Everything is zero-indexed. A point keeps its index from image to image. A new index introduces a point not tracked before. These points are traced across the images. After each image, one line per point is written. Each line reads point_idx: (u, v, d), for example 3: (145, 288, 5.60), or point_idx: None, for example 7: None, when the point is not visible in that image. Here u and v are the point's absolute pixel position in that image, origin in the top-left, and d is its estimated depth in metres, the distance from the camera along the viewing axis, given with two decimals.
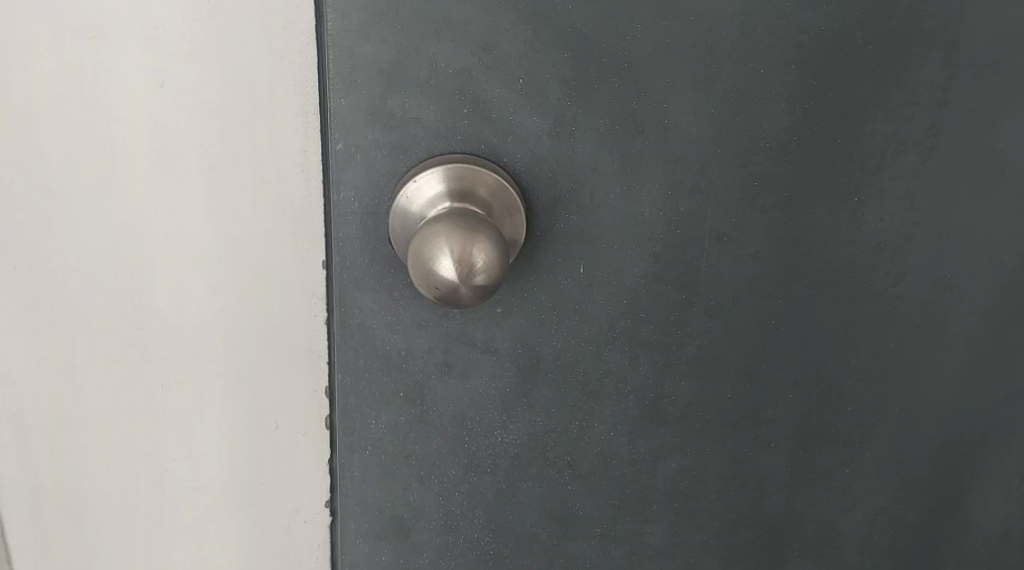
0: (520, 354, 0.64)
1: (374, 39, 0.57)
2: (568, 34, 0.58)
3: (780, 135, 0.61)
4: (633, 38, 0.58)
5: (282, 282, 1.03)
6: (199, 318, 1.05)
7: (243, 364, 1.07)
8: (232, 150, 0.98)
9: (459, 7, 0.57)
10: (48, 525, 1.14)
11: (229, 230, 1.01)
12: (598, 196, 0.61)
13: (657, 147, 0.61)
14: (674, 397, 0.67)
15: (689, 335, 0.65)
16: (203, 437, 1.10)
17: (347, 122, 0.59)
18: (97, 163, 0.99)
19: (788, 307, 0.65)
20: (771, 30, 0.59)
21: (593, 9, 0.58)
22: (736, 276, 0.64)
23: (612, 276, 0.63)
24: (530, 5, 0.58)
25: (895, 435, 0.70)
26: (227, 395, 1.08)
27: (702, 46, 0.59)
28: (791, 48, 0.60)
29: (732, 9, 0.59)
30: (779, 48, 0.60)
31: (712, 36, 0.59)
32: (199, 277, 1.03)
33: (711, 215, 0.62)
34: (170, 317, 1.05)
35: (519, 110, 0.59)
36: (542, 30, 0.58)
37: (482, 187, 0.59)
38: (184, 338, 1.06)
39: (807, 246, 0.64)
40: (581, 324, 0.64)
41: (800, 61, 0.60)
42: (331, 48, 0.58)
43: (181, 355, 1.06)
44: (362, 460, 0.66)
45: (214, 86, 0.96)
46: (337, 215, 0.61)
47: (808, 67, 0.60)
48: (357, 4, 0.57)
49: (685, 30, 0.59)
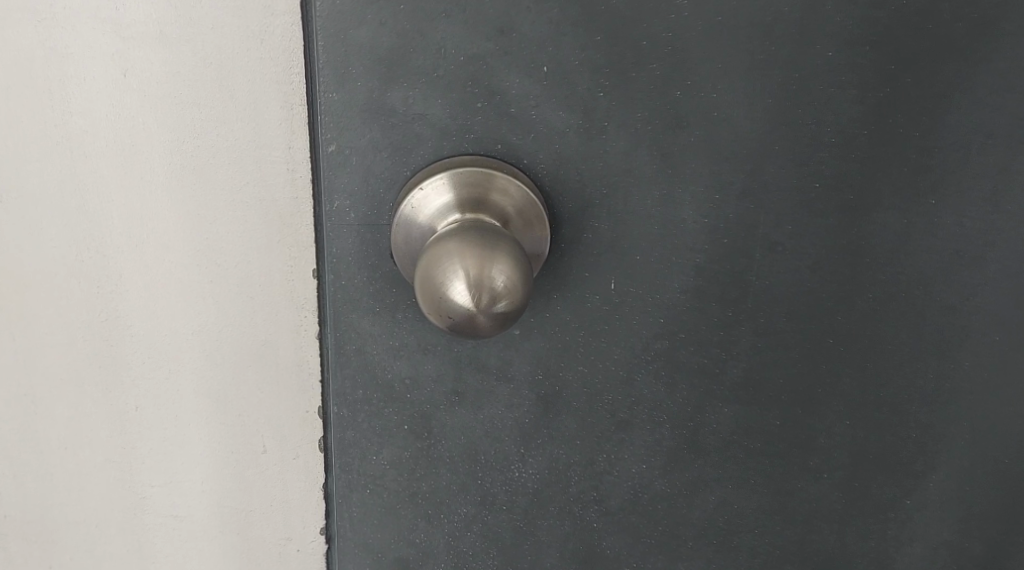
0: (540, 379, 0.56)
1: (370, 20, 0.49)
2: (601, 13, 0.49)
3: (847, 128, 0.52)
4: (678, 17, 0.50)
5: (264, 294, 0.96)
6: (199, 319, 0.98)
7: (225, 384, 1.00)
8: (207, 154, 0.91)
9: None
10: (30, 537, 1.12)
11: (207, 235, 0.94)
12: (631, 201, 0.53)
13: (703, 143, 0.52)
14: (715, 424, 0.58)
15: (734, 357, 0.57)
16: (186, 462, 1.04)
17: (340, 120, 0.50)
18: (53, 162, 0.94)
19: (847, 324, 0.57)
20: (840, 5, 0.51)
21: None
22: (790, 291, 0.55)
23: (645, 291, 0.55)
24: None
25: (962, 462, 0.62)
26: (210, 413, 1.01)
27: (760, 25, 0.50)
28: (863, 26, 0.51)
29: None
30: (849, 26, 0.51)
31: (771, 12, 0.50)
32: (174, 287, 0.96)
33: (764, 222, 0.53)
34: (142, 325, 0.99)
35: (542, 102, 0.51)
36: (571, 8, 0.49)
37: (498, 194, 0.50)
38: (160, 349, 0.99)
39: (872, 257, 0.55)
40: (610, 346, 0.56)
41: (874, 41, 0.51)
42: (320, 34, 0.49)
43: (156, 368, 1.00)
44: (361, 499, 0.58)
45: (183, 76, 0.90)
46: (331, 228, 0.52)
47: (883, 47, 0.51)
48: None
49: (741, 6, 0.50)
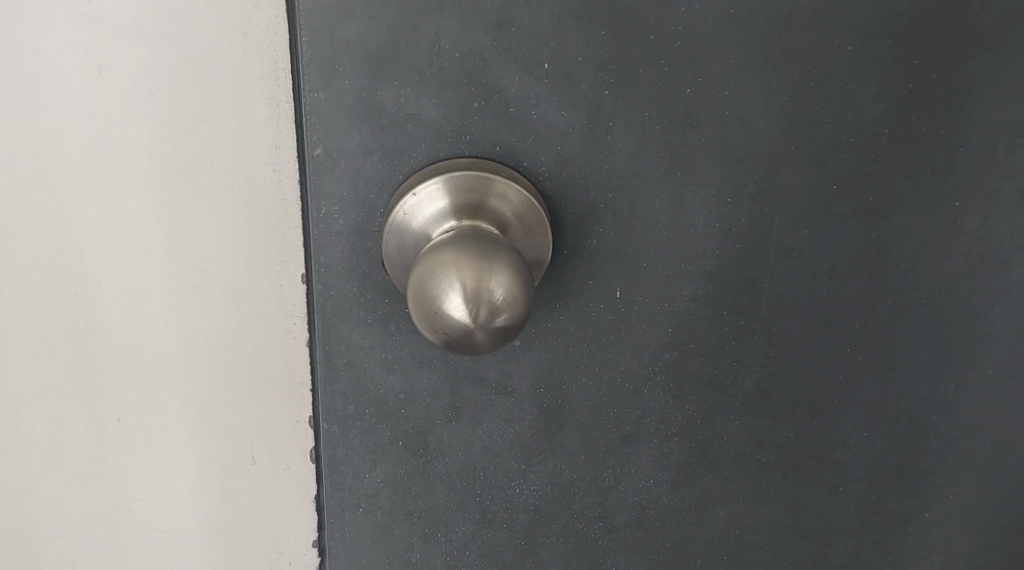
0: (542, 392, 0.53)
1: (359, 15, 0.46)
2: (606, 6, 0.46)
3: (868, 127, 0.49)
4: (689, 10, 0.47)
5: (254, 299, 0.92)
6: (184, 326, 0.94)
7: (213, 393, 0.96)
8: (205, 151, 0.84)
9: None
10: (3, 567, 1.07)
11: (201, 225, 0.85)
12: (638, 205, 0.49)
13: (715, 144, 0.49)
14: (726, 437, 0.55)
15: (747, 368, 0.54)
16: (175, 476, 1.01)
17: (327, 121, 0.47)
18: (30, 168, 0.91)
19: (866, 333, 0.54)
20: None
21: None
22: (806, 299, 0.52)
23: (653, 300, 0.51)
24: None
25: (982, 474, 0.59)
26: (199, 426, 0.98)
27: (776, 18, 0.47)
28: (887, 18, 0.48)
29: None
30: (872, 19, 0.48)
31: (789, 4, 0.47)
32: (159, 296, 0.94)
33: (778, 226, 0.50)
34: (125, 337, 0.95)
35: (543, 101, 0.47)
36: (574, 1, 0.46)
37: (497, 199, 0.47)
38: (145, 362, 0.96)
39: (893, 262, 0.52)
40: (616, 357, 0.53)
41: (897, 34, 0.48)
42: (304, 29, 0.46)
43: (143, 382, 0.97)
44: (354, 518, 0.55)
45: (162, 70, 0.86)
46: (318, 235, 0.49)
47: (908, 41, 0.48)
48: None
49: None
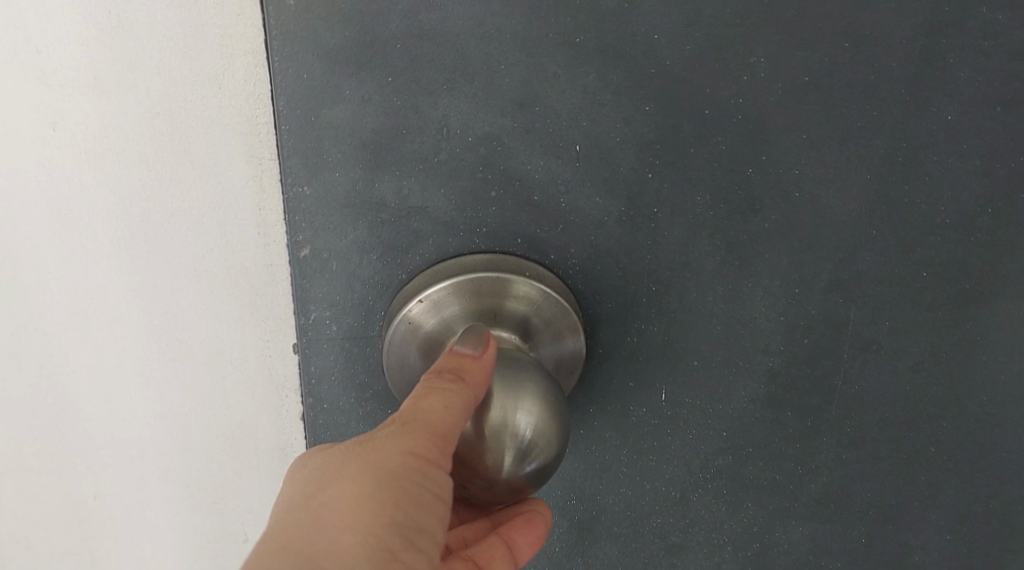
0: (576, 505, 0.45)
1: (351, 97, 0.38)
2: (654, 78, 0.39)
3: (967, 206, 0.41)
4: (754, 80, 0.39)
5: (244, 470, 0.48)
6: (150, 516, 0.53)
7: None
8: (142, 188, 0.44)
9: (494, 47, 0.38)
10: None
11: (156, 327, 0.47)
12: (689, 299, 0.41)
13: (782, 229, 0.41)
14: (786, 544, 0.46)
15: (811, 471, 0.45)
16: None
17: (318, 217, 0.39)
18: None
19: (959, 435, 0.45)
20: (965, 59, 0.40)
21: (694, 41, 0.39)
22: (890, 395, 0.44)
23: (704, 401, 0.43)
24: (603, 40, 0.38)
25: None
26: None
27: (859, 87, 0.40)
28: (994, 84, 0.40)
29: (903, 33, 0.39)
30: (976, 85, 0.40)
31: (873, 71, 0.40)
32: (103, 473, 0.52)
33: (854, 316, 0.42)
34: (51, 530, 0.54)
35: (574, 188, 0.40)
36: (612, 74, 0.38)
37: (519, 302, 0.40)
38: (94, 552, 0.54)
39: (992, 355, 0.43)
40: (662, 464, 0.44)
41: (1008, 100, 0.40)
42: (286, 115, 0.38)
43: None
44: None
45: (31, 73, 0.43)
46: (307, 343, 0.41)
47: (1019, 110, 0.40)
48: (327, 51, 0.38)
49: (832, 65, 0.39)
